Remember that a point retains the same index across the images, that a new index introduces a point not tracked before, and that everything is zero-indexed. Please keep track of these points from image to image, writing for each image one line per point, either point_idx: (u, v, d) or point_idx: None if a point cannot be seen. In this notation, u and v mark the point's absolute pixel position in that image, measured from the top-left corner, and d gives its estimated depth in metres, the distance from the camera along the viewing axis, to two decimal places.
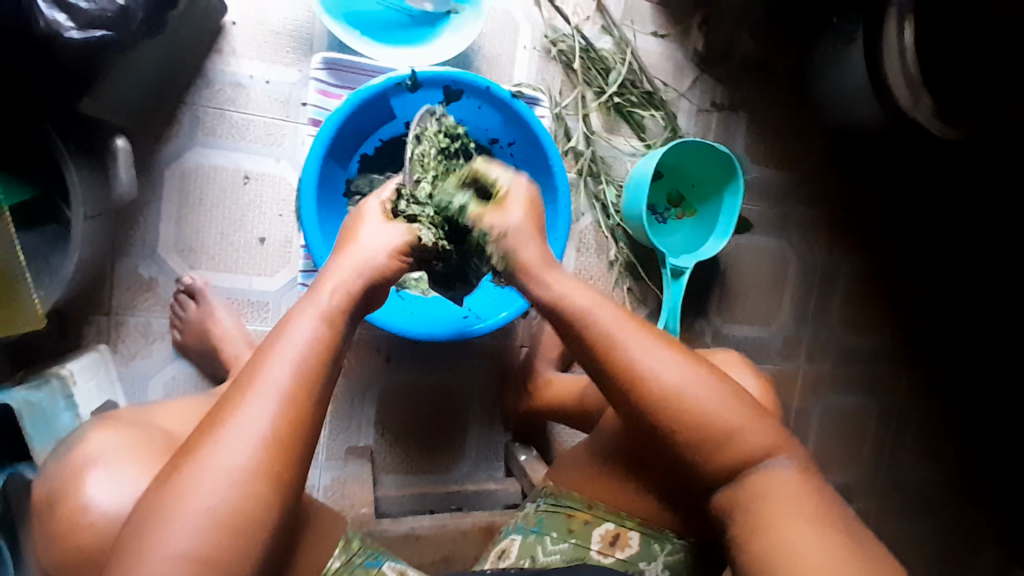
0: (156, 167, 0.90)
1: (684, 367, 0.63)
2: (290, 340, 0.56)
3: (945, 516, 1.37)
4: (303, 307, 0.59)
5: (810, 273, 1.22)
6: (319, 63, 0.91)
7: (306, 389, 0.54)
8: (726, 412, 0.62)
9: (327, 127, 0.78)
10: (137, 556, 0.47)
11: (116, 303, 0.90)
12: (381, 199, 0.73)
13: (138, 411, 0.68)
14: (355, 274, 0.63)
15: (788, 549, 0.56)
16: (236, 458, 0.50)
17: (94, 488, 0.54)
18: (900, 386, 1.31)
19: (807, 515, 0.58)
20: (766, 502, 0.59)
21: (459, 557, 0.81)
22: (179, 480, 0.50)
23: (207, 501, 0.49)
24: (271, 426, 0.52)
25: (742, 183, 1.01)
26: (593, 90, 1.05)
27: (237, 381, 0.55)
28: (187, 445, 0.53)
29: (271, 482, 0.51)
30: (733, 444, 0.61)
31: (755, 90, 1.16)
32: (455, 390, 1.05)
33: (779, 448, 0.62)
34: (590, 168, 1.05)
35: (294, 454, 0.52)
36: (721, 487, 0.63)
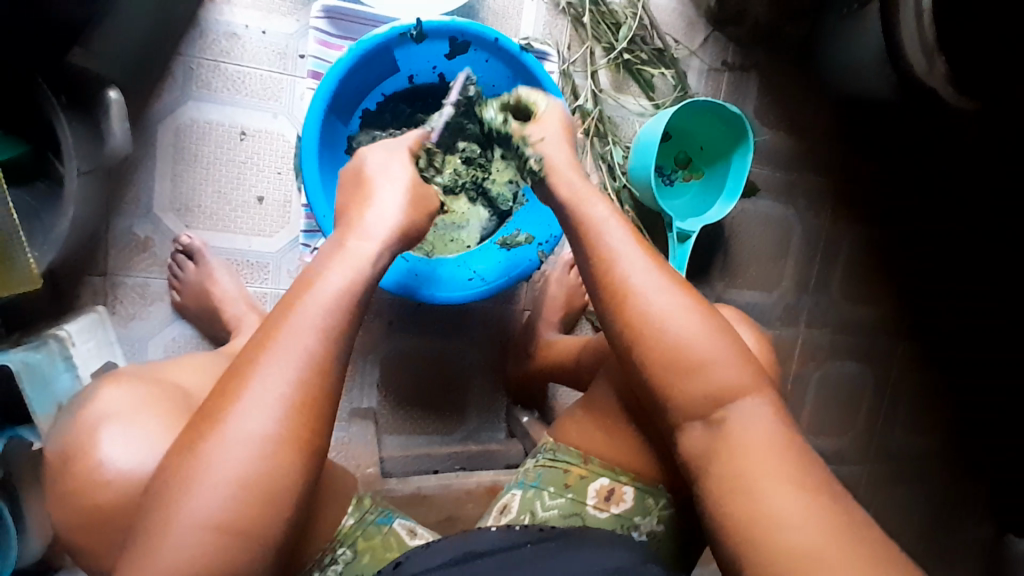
0: (150, 122, 0.87)
1: (671, 297, 0.63)
2: (312, 298, 0.55)
3: (932, 480, 1.40)
4: (330, 261, 0.59)
5: (814, 239, 1.21)
6: (318, 12, 0.84)
7: (327, 353, 0.53)
8: (704, 350, 0.61)
9: (328, 80, 0.74)
10: (163, 523, 0.47)
11: (112, 263, 0.87)
12: (409, 143, 0.73)
13: (142, 369, 0.66)
14: (393, 228, 0.64)
15: (766, 514, 0.54)
16: (258, 426, 0.49)
17: (106, 447, 0.53)
18: (896, 353, 1.32)
19: (790, 481, 0.56)
20: (738, 455, 0.58)
21: (462, 515, 0.81)
22: (200, 449, 0.49)
23: (229, 469, 0.48)
24: (292, 390, 0.51)
25: (752, 146, 0.98)
26: (602, 46, 1.01)
27: (252, 342, 0.54)
28: (205, 411, 0.51)
29: (296, 450, 0.50)
30: (707, 388, 0.60)
31: (764, 51, 1.13)
32: (456, 354, 1.04)
33: (750, 393, 0.60)
34: (597, 129, 1.02)
35: (313, 422, 0.51)
36: (687, 427, 0.62)
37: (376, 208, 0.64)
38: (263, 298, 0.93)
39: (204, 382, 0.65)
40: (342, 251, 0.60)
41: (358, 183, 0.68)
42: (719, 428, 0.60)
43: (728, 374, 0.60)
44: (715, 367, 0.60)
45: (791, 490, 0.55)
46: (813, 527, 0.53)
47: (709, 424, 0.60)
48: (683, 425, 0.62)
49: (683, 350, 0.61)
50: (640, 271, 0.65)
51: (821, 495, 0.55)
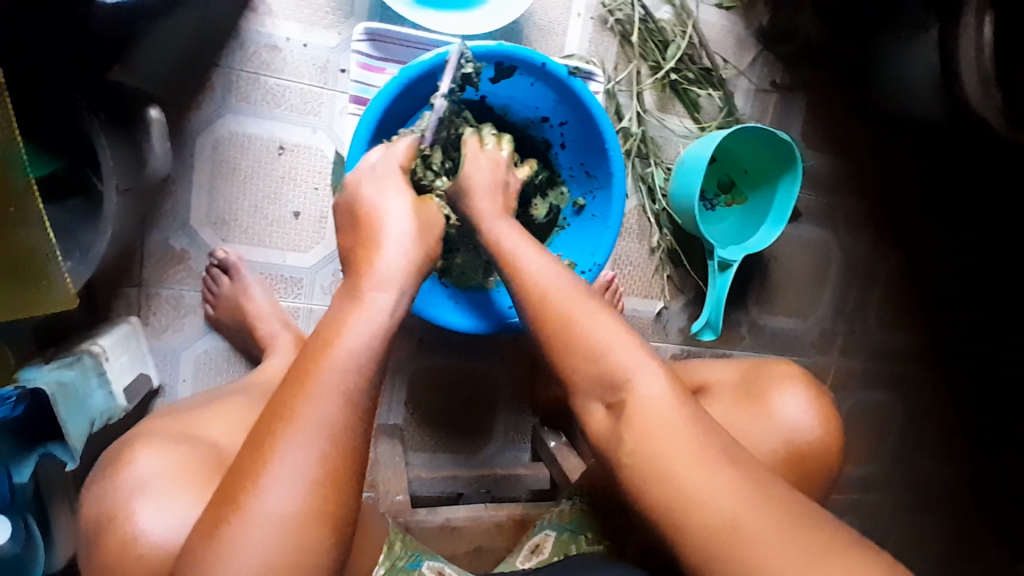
0: (188, 134, 0.85)
1: (555, 279, 0.63)
2: (334, 360, 0.50)
3: (960, 512, 1.37)
4: (347, 314, 0.54)
5: (854, 266, 1.18)
6: (359, 34, 0.81)
7: (357, 421, 0.49)
8: (594, 330, 0.60)
9: (373, 108, 0.72)
10: None
11: (147, 275, 0.87)
12: (398, 159, 0.67)
13: (181, 416, 0.63)
14: (406, 268, 0.58)
15: (682, 496, 0.53)
16: (282, 504, 0.44)
17: (144, 517, 0.49)
18: (931, 382, 1.29)
19: (700, 455, 0.54)
20: (649, 435, 0.56)
21: (490, 548, 0.81)
22: (225, 529, 0.44)
23: (254, 555, 0.43)
24: (320, 465, 0.46)
25: (801, 173, 0.96)
26: (649, 64, 0.98)
27: (269, 408, 0.49)
28: (226, 485, 0.46)
29: (327, 527, 0.46)
30: (602, 368, 0.59)
31: (815, 71, 1.09)
32: (485, 373, 1.03)
33: (637, 372, 0.59)
34: (640, 149, 0.99)
35: (347, 493, 0.47)
36: (592, 411, 0.60)
37: (388, 248, 0.59)
38: (295, 313, 0.92)
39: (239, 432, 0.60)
40: (357, 303, 0.55)
41: (354, 221, 0.62)
42: (622, 413, 0.58)
43: (624, 358, 0.59)
44: (619, 356, 0.59)
45: (695, 460, 0.54)
46: (744, 504, 0.51)
47: (611, 409, 0.59)
48: (588, 409, 0.61)
49: (583, 338, 0.60)
50: (545, 269, 0.64)
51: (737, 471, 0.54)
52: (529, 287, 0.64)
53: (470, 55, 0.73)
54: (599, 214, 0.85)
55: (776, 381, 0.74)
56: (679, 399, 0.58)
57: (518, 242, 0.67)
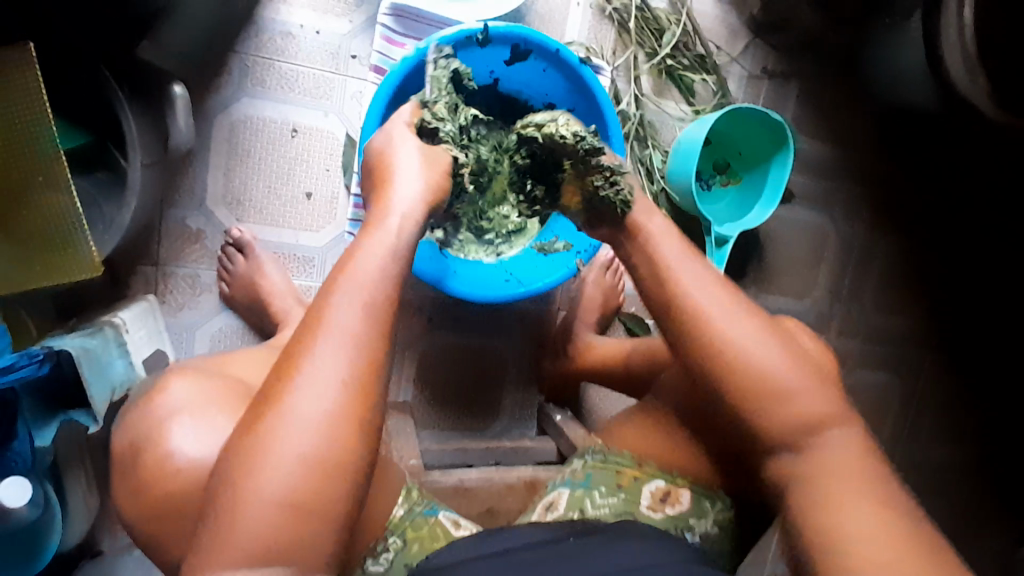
0: (206, 118, 0.89)
1: (749, 327, 0.61)
2: (354, 276, 0.53)
3: (960, 494, 1.39)
4: (362, 240, 0.56)
5: (848, 247, 1.21)
6: (386, 8, 0.83)
7: (380, 333, 0.52)
8: (789, 376, 0.60)
9: (393, 76, 0.75)
10: (235, 502, 0.46)
11: (164, 253, 0.90)
12: (404, 121, 0.69)
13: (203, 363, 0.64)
14: (420, 203, 0.61)
15: (848, 534, 0.56)
16: (317, 403, 0.48)
17: (178, 438, 0.52)
18: (928, 363, 1.31)
19: (864, 498, 0.58)
20: (823, 477, 0.59)
21: (503, 509, 0.82)
22: (264, 427, 0.48)
23: (297, 447, 0.47)
24: (349, 368, 0.50)
25: (792, 156, 1.00)
26: (646, 51, 1.02)
27: (298, 326, 0.52)
28: (262, 394, 0.50)
29: (358, 425, 0.49)
30: (797, 414, 0.60)
31: (807, 60, 1.13)
32: (496, 351, 1.06)
33: (833, 422, 0.61)
34: (638, 132, 1.04)
35: (378, 397, 0.51)
36: (777, 451, 0.61)
37: (403, 183, 0.62)
38: (308, 291, 0.95)
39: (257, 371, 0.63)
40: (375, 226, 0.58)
41: (372, 167, 0.66)
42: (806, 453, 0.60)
43: (808, 405, 0.60)
44: (758, 361, 0.60)
45: (874, 506, 0.57)
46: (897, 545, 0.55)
47: (798, 448, 0.61)
48: (772, 449, 0.61)
49: (761, 374, 0.60)
50: (705, 285, 0.63)
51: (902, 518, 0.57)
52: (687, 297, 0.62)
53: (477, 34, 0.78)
54: None
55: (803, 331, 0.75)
56: (863, 455, 0.61)
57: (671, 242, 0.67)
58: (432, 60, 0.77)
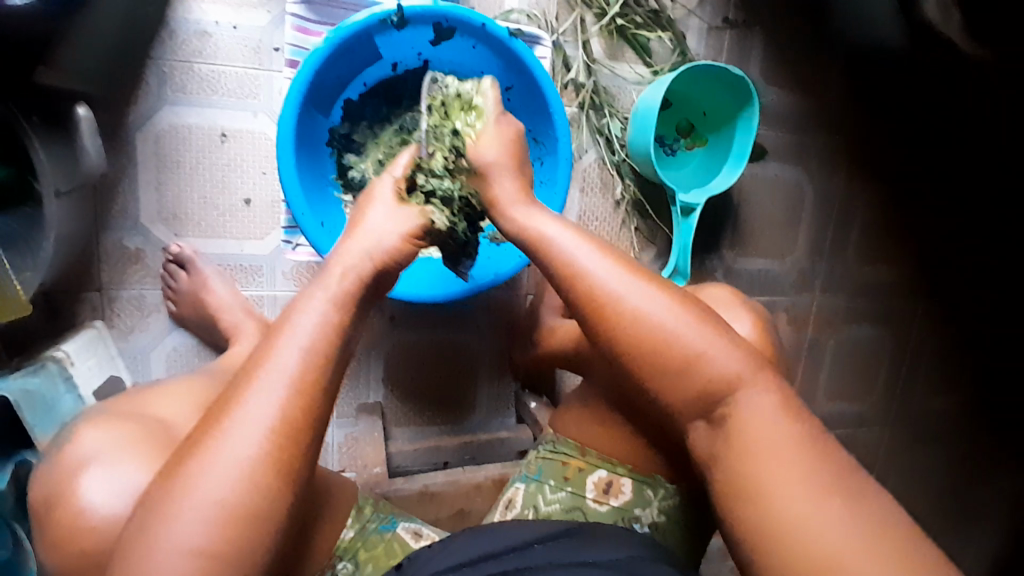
0: (128, 132, 0.84)
1: (674, 311, 0.59)
2: (298, 326, 0.55)
3: (957, 438, 1.37)
4: (312, 292, 0.57)
5: (827, 200, 1.15)
6: None
7: (314, 378, 0.53)
8: (698, 341, 0.57)
9: (305, 69, 0.70)
10: (147, 550, 0.47)
11: (106, 278, 0.86)
12: (394, 178, 0.69)
13: (123, 399, 0.67)
14: (369, 259, 0.61)
15: (782, 517, 0.51)
16: (245, 449, 0.49)
17: (89, 491, 0.55)
18: (920, 311, 1.27)
19: (794, 466, 0.52)
20: (743, 449, 0.55)
21: (473, 509, 0.84)
22: (187, 470, 0.49)
23: (216, 491, 0.48)
24: (278, 414, 0.51)
25: (758, 110, 0.93)
26: (593, 12, 0.95)
27: (246, 365, 0.54)
28: (189, 441, 0.52)
29: (280, 471, 0.50)
30: (702, 380, 0.57)
31: (772, 4, 1.05)
32: (465, 343, 1.03)
33: (750, 380, 0.56)
34: (593, 101, 0.98)
35: (302, 441, 0.52)
36: (693, 421, 0.59)
37: (357, 238, 0.62)
38: (260, 300, 0.92)
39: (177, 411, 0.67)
40: (321, 276, 0.59)
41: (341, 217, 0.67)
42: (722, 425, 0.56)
43: (718, 364, 0.57)
44: (690, 341, 0.57)
45: (801, 478, 0.52)
46: (836, 519, 0.49)
47: (713, 423, 0.57)
48: (689, 421, 0.59)
49: (678, 343, 0.57)
50: (579, 253, 0.62)
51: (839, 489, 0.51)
52: (554, 264, 0.62)
53: (394, 16, 0.72)
54: (547, 179, 0.83)
55: (716, 306, 0.74)
56: (784, 410, 0.56)
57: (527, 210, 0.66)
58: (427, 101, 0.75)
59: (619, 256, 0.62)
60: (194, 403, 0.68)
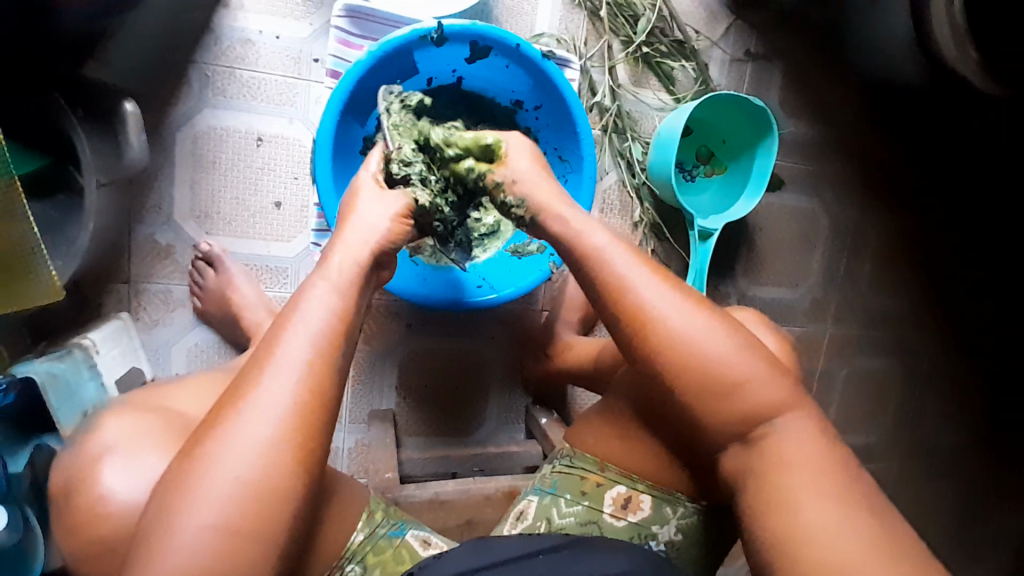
0: (167, 130, 0.87)
1: (713, 331, 0.58)
2: (304, 313, 0.56)
3: (966, 477, 1.36)
4: (313, 280, 0.59)
5: (841, 232, 1.17)
6: (340, 9, 0.80)
7: (326, 362, 0.55)
8: (739, 367, 0.57)
9: (347, 79, 0.73)
10: (165, 526, 0.48)
11: (135, 271, 0.89)
12: (373, 172, 0.70)
13: (146, 393, 0.69)
14: (368, 246, 0.63)
15: (810, 535, 0.52)
16: (263, 428, 0.51)
17: (108, 478, 0.56)
18: (931, 347, 1.27)
19: (826, 490, 0.54)
20: (778, 470, 0.55)
21: (482, 519, 0.84)
22: (205, 451, 0.51)
23: (234, 468, 0.50)
24: (292, 398, 0.52)
25: (777, 140, 0.96)
26: (620, 39, 0.99)
27: (260, 349, 0.56)
28: (207, 424, 0.53)
29: (297, 455, 0.51)
30: (746, 406, 0.57)
31: (792, 39, 1.08)
32: (479, 354, 1.04)
33: (790, 408, 0.57)
34: (616, 124, 1.00)
35: (321, 427, 0.53)
36: (728, 445, 0.59)
37: (355, 229, 0.64)
38: (282, 302, 0.94)
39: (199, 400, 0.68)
40: (322, 266, 0.61)
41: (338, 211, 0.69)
42: (758, 448, 0.57)
43: (762, 392, 0.57)
44: (730, 367, 0.57)
45: (832, 501, 0.53)
46: (865, 542, 0.51)
47: (747, 444, 0.57)
48: (723, 444, 0.59)
49: (717, 369, 0.57)
50: (613, 251, 0.63)
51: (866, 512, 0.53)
52: (606, 279, 0.61)
53: (432, 34, 0.75)
54: (571, 196, 0.85)
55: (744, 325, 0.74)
56: (819, 439, 0.57)
57: (560, 206, 0.67)
58: (384, 108, 0.77)
59: (664, 275, 0.62)
60: (215, 396, 0.69)
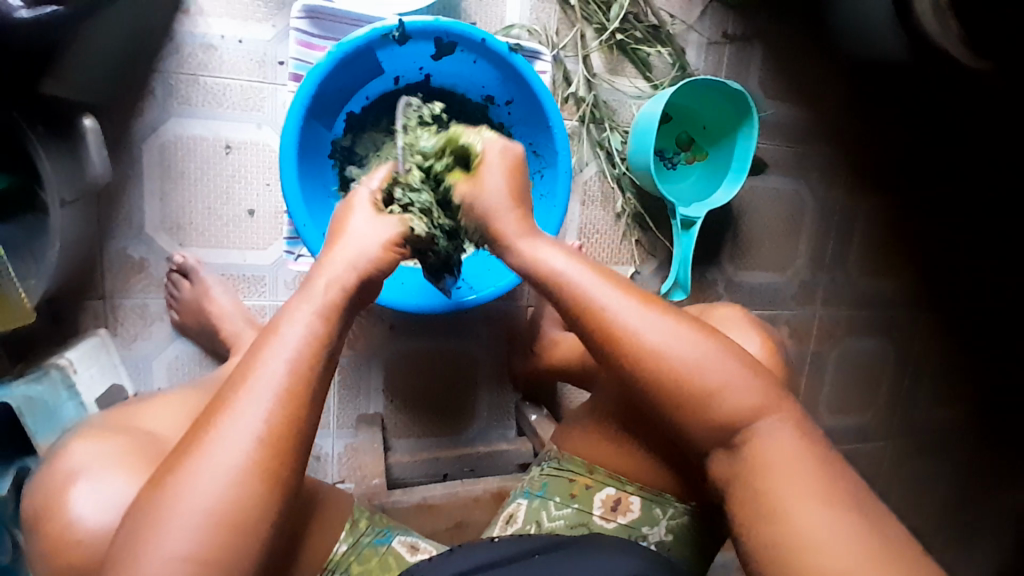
0: (133, 142, 0.85)
1: (683, 334, 0.58)
2: (283, 338, 0.55)
3: (960, 452, 1.37)
4: (297, 302, 0.58)
5: (828, 214, 1.15)
6: (298, 10, 0.78)
7: (301, 385, 0.54)
8: (716, 371, 0.57)
9: (308, 83, 0.71)
10: (136, 554, 0.47)
11: (109, 287, 0.87)
12: (371, 189, 0.69)
13: (116, 412, 0.68)
14: (352, 271, 0.61)
15: (800, 541, 0.50)
16: (233, 455, 0.50)
17: (79, 504, 0.55)
18: (923, 325, 1.26)
19: (818, 494, 0.52)
20: (765, 474, 0.54)
21: (471, 521, 0.84)
22: (176, 479, 0.49)
23: (202, 499, 0.48)
24: (264, 424, 0.51)
25: (757, 125, 0.95)
26: (593, 27, 0.96)
27: (236, 374, 0.55)
28: (179, 451, 0.52)
29: (266, 477, 0.50)
30: (725, 412, 0.56)
31: (771, 19, 1.06)
32: (466, 354, 1.03)
33: (770, 410, 0.56)
34: (593, 114, 0.98)
35: (293, 448, 0.52)
36: (714, 453, 0.58)
37: (342, 252, 0.63)
38: (263, 311, 0.93)
39: (175, 419, 0.67)
40: (306, 289, 0.59)
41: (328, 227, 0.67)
42: (744, 454, 0.56)
43: (742, 395, 0.56)
44: (710, 372, 0.57)
45: (822, 504, 0.51)
46: (860, 547, 0.49)
47: (732, 451, 0.57)
48: (709, 451, 0.58)
49: (695, 375, 0.57)
50: (583, 277, 0.62)
51: (856, 512, 0.51)
52: (574, 297, 0.61)
53: (396, 32, 0.73)
54: (547, 191, 0.84)
55: (728, 326, 0.73)
56: (803, 440, 0.56)
57: (518, 236, 0.66)
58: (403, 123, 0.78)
59: (633, 290, 0.62)
60: (189, 416, 0.68)
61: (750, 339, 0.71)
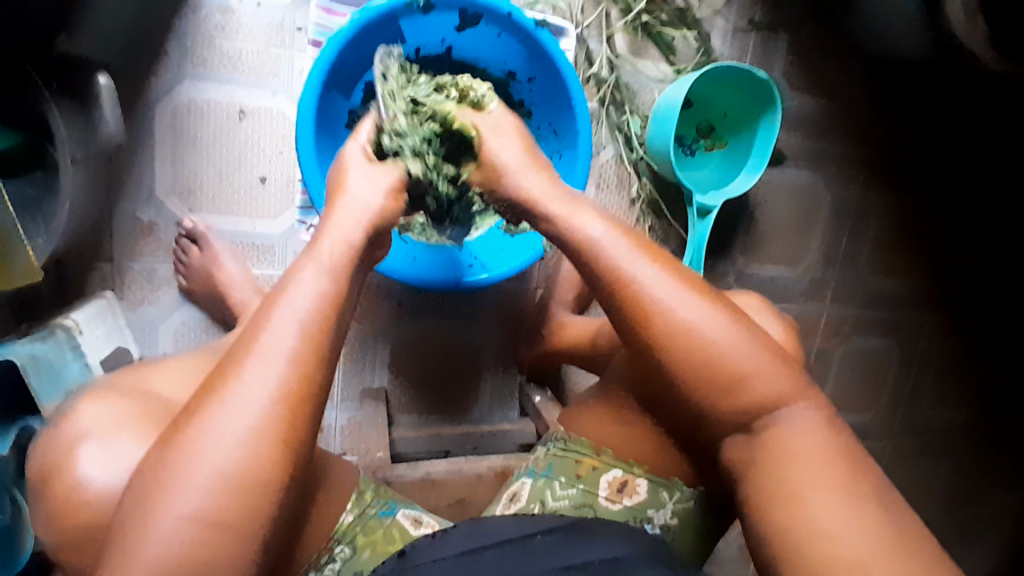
0: (146, 104, 0.83)
1: (716, 317, 0.57)
2: (291, 298, 0.54)
3: (958, 455, 1.37)
4: (304, 263, 0.57)
5: (843, 210, 1.14)
6: None
7: (315, 350, 0.53)
8: (743, 356, 0.56)
9: (328, 49, 0.69)
10: (147, 517, 0.47)
11: (118, 249, 0.86)
12: (361, 143, 0.67)
13: (126, 373, 0.68)
14: (359, 226, 0.60)
15: (814, 530, 0.50)
16: (246, 416, 0.49)
17: (87, 462, 0.55)
18: (930, 327, 1.26)
19: (835, 484, 0.52)
20: (782, 463, 0.54)
21: (473, 499, 0.84)
22: (187, 443, 0.49)
23: (218, 461, 0.48)
24: (279, 389, 0.51)
25: (780, 114, 0.93)
26: (619, 7, 0.94)
27: (243, 338, 0.54)
28: (185, 415, 0.51)
29: (282, 444, 0.50)
30: (750, 397, 0.55)
31: (799, 8, 1.04)
32: (472, 334, 1.02)
33: (795, 398, 0.56)
34: (613, 97, 0.97)
35: (307, 419, 0.52)
36: (730, 436, 0.58)
37: (344, 210, 0.61)
38: (270, 281, 0.92)
39: (184, 384, 0.66)
40: (312, 250, 0.58)
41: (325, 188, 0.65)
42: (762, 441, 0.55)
43: (767, 382, 0.55)
44: (736, 357, 0.56)
45: (837, 494, 0.51)
46: (871, 538, 0.49)
47: (751, 435, 0.56)
48: (726, 434, 0.58)
49: (719, 361, 0.56)
50: (615, 245, 0.59)
51: (870, 504, 0.51)
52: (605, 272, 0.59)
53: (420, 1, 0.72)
54: (565, 172, 0.82)
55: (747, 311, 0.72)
56: (825, 431, 0.55)
57: (553, 198, 0.63)
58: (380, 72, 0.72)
59: (665, 260, 0.60)
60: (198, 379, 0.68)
61: (771, 323, 0.70)
